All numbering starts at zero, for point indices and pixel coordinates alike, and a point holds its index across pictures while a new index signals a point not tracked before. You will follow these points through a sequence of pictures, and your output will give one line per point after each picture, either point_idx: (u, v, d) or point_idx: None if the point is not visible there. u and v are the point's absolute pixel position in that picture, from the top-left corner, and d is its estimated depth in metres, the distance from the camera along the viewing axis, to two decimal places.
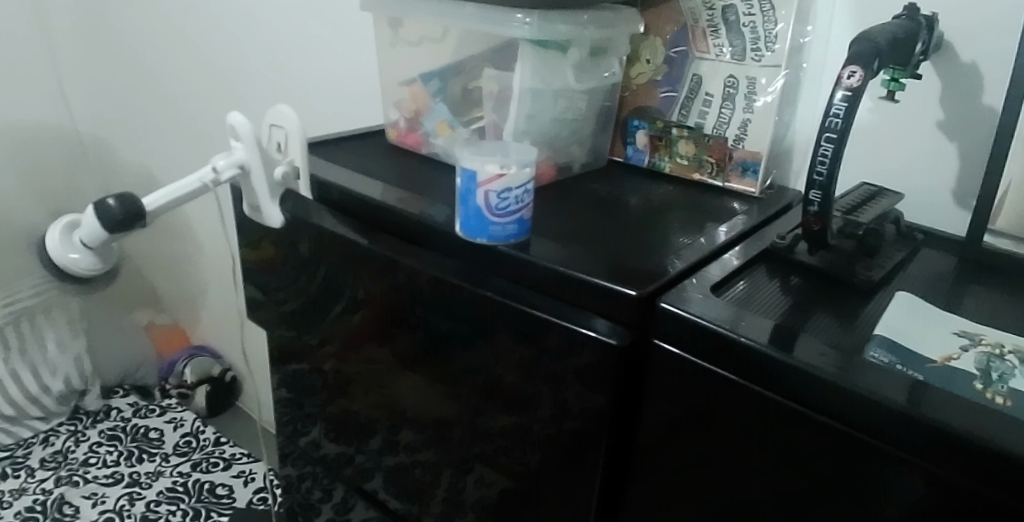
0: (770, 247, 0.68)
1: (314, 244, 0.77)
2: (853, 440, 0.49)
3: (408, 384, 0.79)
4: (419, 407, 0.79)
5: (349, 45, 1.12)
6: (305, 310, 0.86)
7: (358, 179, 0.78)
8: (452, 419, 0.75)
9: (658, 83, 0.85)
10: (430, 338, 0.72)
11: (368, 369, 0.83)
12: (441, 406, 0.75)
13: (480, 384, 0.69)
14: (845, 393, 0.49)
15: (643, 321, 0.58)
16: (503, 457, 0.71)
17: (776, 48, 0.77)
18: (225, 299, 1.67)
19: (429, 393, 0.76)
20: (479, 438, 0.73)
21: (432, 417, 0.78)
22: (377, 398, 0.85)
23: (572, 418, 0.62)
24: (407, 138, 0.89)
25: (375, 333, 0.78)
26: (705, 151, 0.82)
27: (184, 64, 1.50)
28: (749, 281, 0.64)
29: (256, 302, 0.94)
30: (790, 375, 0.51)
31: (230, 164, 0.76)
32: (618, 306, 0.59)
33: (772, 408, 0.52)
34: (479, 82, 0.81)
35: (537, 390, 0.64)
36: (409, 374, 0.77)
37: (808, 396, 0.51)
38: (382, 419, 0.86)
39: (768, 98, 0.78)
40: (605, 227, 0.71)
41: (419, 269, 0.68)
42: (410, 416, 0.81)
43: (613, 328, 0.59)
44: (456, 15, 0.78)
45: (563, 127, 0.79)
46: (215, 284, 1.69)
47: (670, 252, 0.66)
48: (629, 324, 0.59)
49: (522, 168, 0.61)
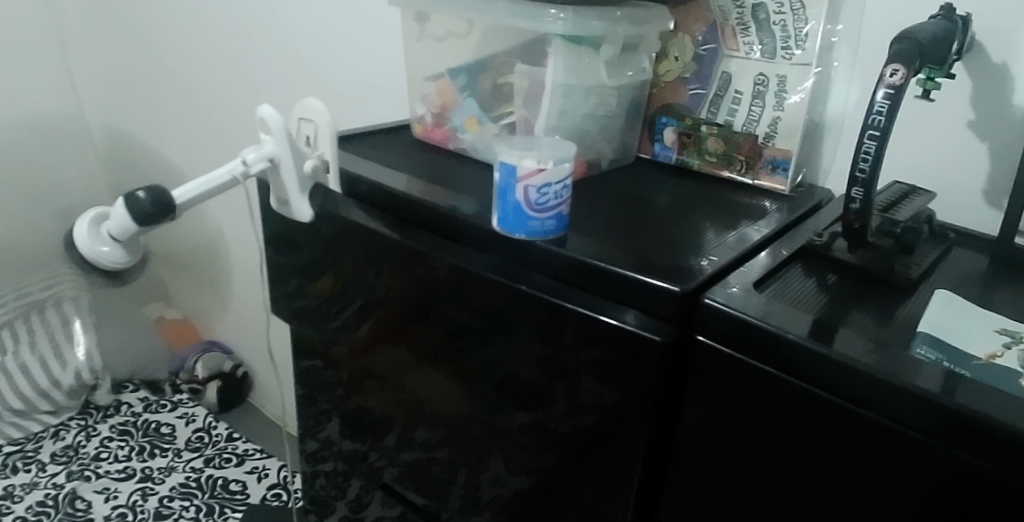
0: (806, 244, 0.67)
1: (339, 239, 0.76)
2: (890, 433, 0.49)
3: (430, 380, 0.78)
4: (439, 403, 0.79)
5: (372, 43, 1.12)
6: (325, 305, 0.85)
7: (387, 173, 0.77)
8: (475, 416, 0.75)
9: (686, 81, 0.85)
10: (453, 332, 0.71)
11: (388, 365, 0.82)
12: (462, 402, 0.75)
13: (497, 380, 0.70)
14: (879, 384, 0.49)
15: (677, 314, 0.58)
16: (524, 453, 0.71)
17: (806, 47, 0.77)
18: (245, 293, 1.68)
19: (452, 388, 0.76)
20: (496, 434, 0.73)
21: (453, 413, 0.77)
22: (396, 395, 0.84)
23: (587, 413, 0.64)
24: (433, 134, 0.89)
25: (398, 328, 0.77)
26: (735, 148, 0.82)
27: (202, 60, 1.50)
28: (787, 277, 0.63)
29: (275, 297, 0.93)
30: (826, 366, 0.51)
31: (260, 157, 0.75)
32: (652, 298, 0.59)
33: (805, 399, 0.52)
34: (509, 78, 0.80)
35: (562, 380, 0.64)
36: (431, 370, 0.77)
37: (844, 387, 0.50)
38: (400, 416, 0.86)
39: (799, 96, 0.78)
40: (637, 223, 0.71)
41: (448, 261, 0.67)
42: (429, 412, 0.81)
43: (645, 320, 0.59)
44: (486, 11, 0.78)
45: (593, 123, 0.79)
46: (234, 277, 1.69)
47: (705, 250, 0.65)
48: (662, 316, 0.59)
49: (561, 163, 0.61)
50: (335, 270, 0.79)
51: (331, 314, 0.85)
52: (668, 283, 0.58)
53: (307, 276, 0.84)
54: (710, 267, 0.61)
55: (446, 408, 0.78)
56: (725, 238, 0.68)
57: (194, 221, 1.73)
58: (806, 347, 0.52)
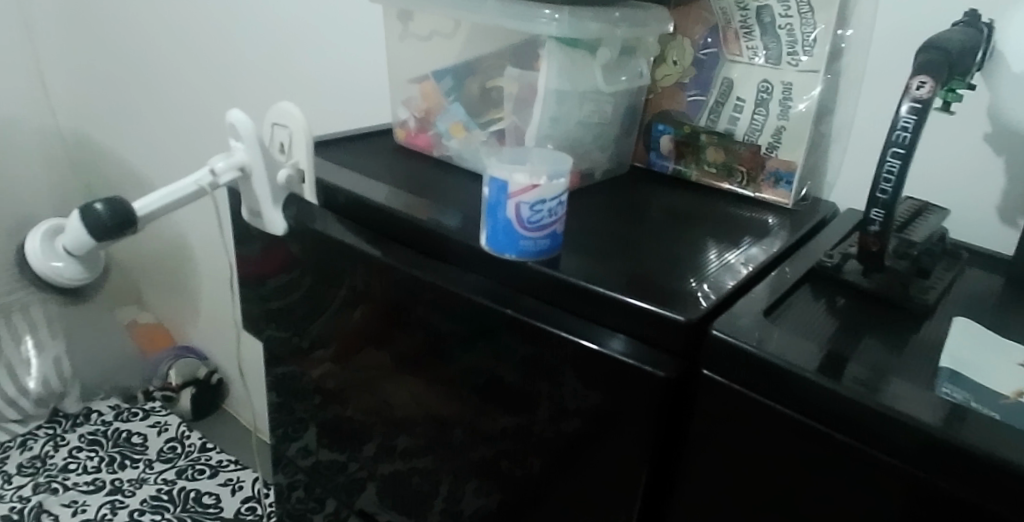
0: (816, 266, 0.63)
1: (314, 253, 0.71)
2: (881, 466, 0.45)
3: (410, 389, 0.71)
4: (419, 414, 0.72)
5: (351, 41, 1.06)
6: (300, 319, 0.80)
7: (366, 183, 0.72)
8: (456, 421, 0.68)
9: (685, 86, 0.81)
10: (434, 339, 0.65)
11: (366, 372, 0.76)
12: (443, 407, 0.69)
13: (480, 385, 0.63)
14: (869, 413, 0.45)
15: (669, 340, 0.53)
16: (506, 460, 0.65)
17: (814, 52, 0.73)
18: (217, 295, 1.65)
19: (433, 396, 0.69)
20: (478, 441, 0.67)
21: (433, 421, 0.71)
22: (373, 405, 0.78)
23: (572, 419, 0.58)
24: (416, 139, 0.84)
25: (376, 335, 0.70)
26: (736, 159, 0.78)
27: (174, 55, 1.43)
28: (794, 302, 0.59)
29: (247, 308, 0.88)
30: (820, 399, 0.47)
31: (230, 166, 0.70)
32: (643, 323, 0.54)
33: (792, 426, 0.48)
34: (498, 82, 0.75)
35: (546, 381, 0.58)
36: (412, 378, 0.70)
37: (835, 414, 0.47)
38: (378, 426, 0.79)
39: (804, 105, 0.74)
40: (634, 240, 0.67)
41: (428, 281, 0.62)
42: (405, 421, 0.74)
43: (633, 345, 0.54)
44: (474, 9, 0.72)
45: (586, 131, 0.74)
46: (206, 280, 1.66)
47: (706, 274, 0.60)
48: (654, 342, 0.54)
49: (556, 178, 0.56)
50: (311, 284, 0.74)
51: (307, 329, 0.80)
52: (662, 310, 0.53)
53: (282, 290, 0.79)
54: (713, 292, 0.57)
55: (426, 417, 0.71)
56: (727, 258, 0.64)
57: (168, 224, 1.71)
58: (799, 376, 0.48)
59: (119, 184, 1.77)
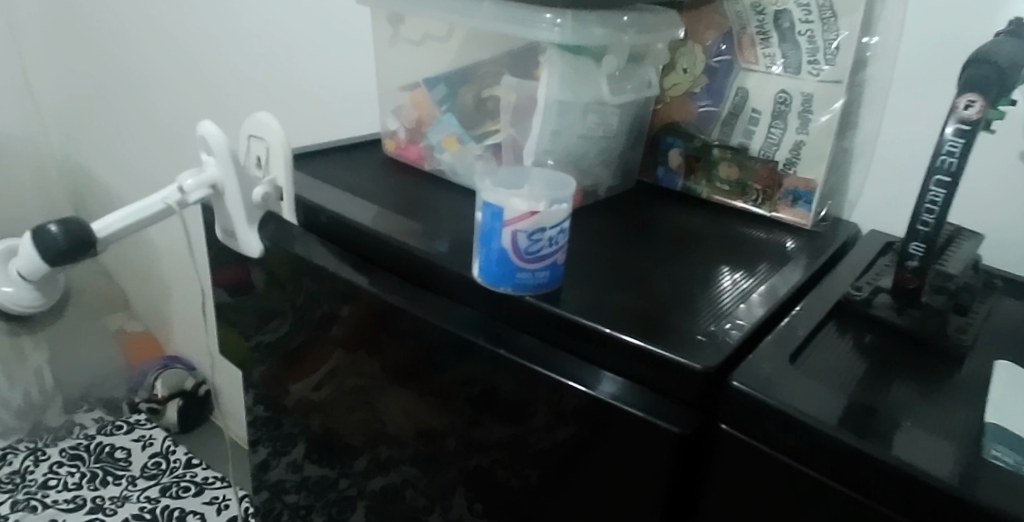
0: (844, 299, 0.58)
1: (292, 278, 0.65)
2: None
3: (398, 398, 0.61)
4: (407, 426, 0.62)
5: (338, 44, 1.01)
6: (278, 343, 0.74)
7: (350, 201, 0.66)
8: (447, 430, 0.58)
9: (696, 96, 0.75)
10: (427, 348, 0.56)
11: (355, 379, 0.65)
12: (432, 414, 0.59)
13: (472, 394, 0.55)
14: (872, 468, 0.41)
15: (670, 384, 0.48)
16: (504, 469, 0.55)
17: (836, 62, 0.67)
18: (187, 296, 1.65)
19: (423, 402, 0.59)
20: (473, 450, 0.57)
21: (423, 428, 0.61)
22: (362, 415, 0.67)
23: (568, 425, 0.50)
24: (406, 152, 0.78)
25: (366, 338, 0.61)
26: (751, 176, 0.73)
27: (158, 55, 1.38)
28: (820, 342, 0.53)
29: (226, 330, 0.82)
30: (853, 465, 0.41)
31: (199, 183, 0.65)
32: (641, 364, 0.49)
33: (787, 476, 0.44)
34: (494, 91, 0.69)
35: (546, 383, 0.50)
36: (404, 387, 0.60)
37: (840, 465, 0.42)
38: (367, 437, 0.68)
39: (827, 117, 0.68)
40: (643, 267, 0.61)
41: (410, 314, 0.56)
42: (392, 431, 0.64)
43: (628, 388, 0.49)
44: (469, 12, 0.67)
45: (590, 145, 0.68)
46: (177, 282, 1.67)
47: (727, 311, 0.54)
48: (651, 385, 0.49)
49: (557, 203, 0.50)
50: (291, 310, 0.69)
51: (286, 354, 0.74)
52: (666, 351, 0.48)
53: (263, 313, 0.74)
54: (733, 332, 0.51)
55: (416, 428, 0.61)
56: (745, 289, 0.58)
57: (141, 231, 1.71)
58: (807, 424, 0.43)
59: (105, 190, 1.73)
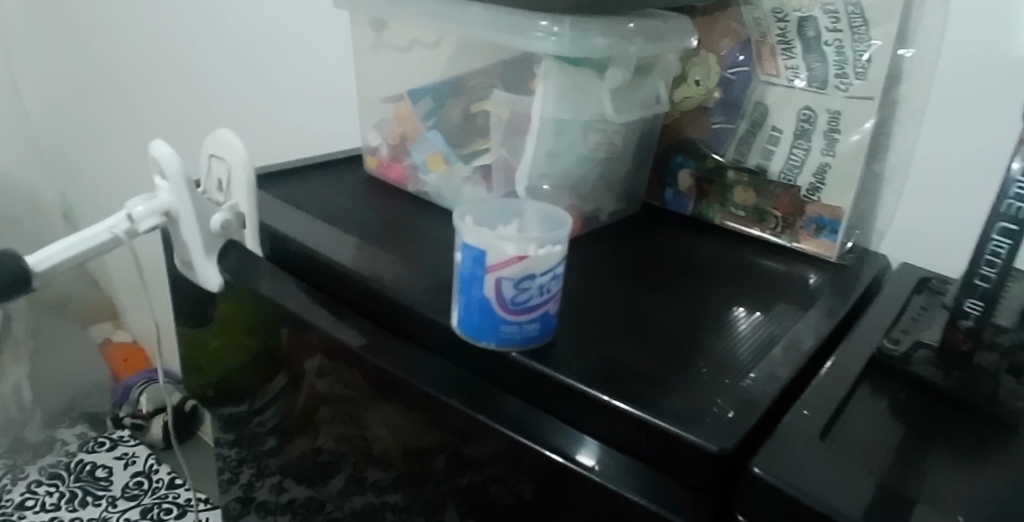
0: (877, 353, 0.51)
1: (259, 315, 0.59)
2: None
3: (383, 413, 0.52)
4: (390, 442, 0.52)
5: (322, 46, 0.94)
6: (244, 374, 0.67)
7: (322, 230, 0.60)
8: (437, 446, 0.49)
9: (710, 112, 0.68)
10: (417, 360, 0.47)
11: (339, 389, 0.55)
12: (416, 431, 0.50)
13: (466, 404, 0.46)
14: None
15: (666, 460, 0.42)
16: (497, 485, 0.46)
17: (868, 76, 0.60)
18: (161, 303, 1.58)
19: (407, 415, 0.50)
20: (464, 466, 0.48)
21: (407, 445, 0.51)
22: (344, 428, 0.56)
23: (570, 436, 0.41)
24: (389, 170, 0.71)
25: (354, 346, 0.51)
26: (770, 200, 0.66)
27: (140, 59, 1.31)
28: (854, 406, 0.46)
29: (196, 362, 0.76)
30: None
31: (150, 210, 0.60)
32: (632, 431, 0.43)
33: None
34: (484, 105, 0.62)
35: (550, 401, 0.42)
36: (388, 399, 0.51)
37: None
38: (349, 453, 0.57)
39: (857, 137, 0.61)
40: (649, 313, 0.54)
41: (378, 365, 0.50)
42: (376, 449, 0.54)
43: (617, 461, 0.43)
44: (457, 18, 0.59)
45: (590, 168, 0.61)
46: (153, 289, 1.58)
47: (743, 372, 0.47)
48: (642, 456, 0.43)
49: (550, 246, 0.43)
50: (258, 349, 0.62)
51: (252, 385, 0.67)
52: (662, 421, 0.41)
53: (231, 349, 0.67)
54: (754, 396, 0.44)
55: (402, 446, 0.52)
56: (765, 339, 0.52)
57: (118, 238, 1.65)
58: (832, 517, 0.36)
59: (92, 196, 1.66)
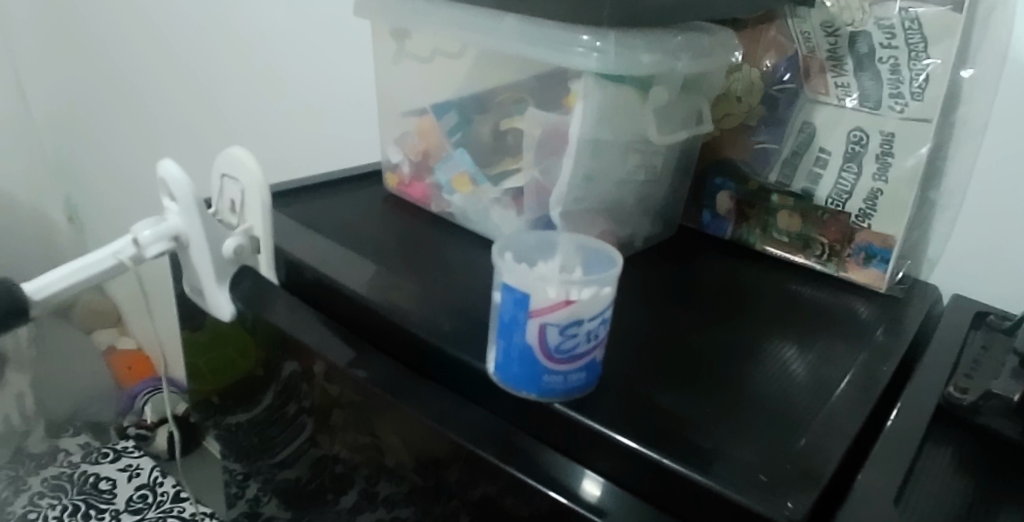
0: (943, 401, 0.49)
1: (277, 346, 0.56)
2: None
3: (396, 421, 0.48)
4: (403, 452, 0.48)
5: (338, 54, 0.90)
6: (254, 393, 0.63)
7: (343, 258, 0.57)
8: (450, 457, 0.45)
9: (753, 130, 0.64)
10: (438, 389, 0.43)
11: (348, 396, 0.51)
12: (429, 437, 0.46)
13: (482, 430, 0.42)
14: None
15: (685, 505, 0.39)
16: (514, 497, 0.42)
17: (925, 97, 0.56)
18: (167, 312, 1.55)
19: (424, 429, 0.46)
20: (478, 477, 0.43)
21: (420, 455, 0.47)
22: (356, 435, 0.52)
23: None
24: (411, 189, 0.67)
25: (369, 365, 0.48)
26: (816, 227, 0.62)
27: (149, 63, 1.28)
28: (922, 462, 0.44)
29: (200, 381, 0.72)
30: None
31: (157, 235, 0.57)
32: (649, 473, 0.40)
33: None
34: (515, 122, 0.58)
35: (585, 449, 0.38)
36: (401, 410, 0.47)
37: None
38: (363, 465, 0.53)
39: (913, 161, 0.57)
40: (696, 355, 0.50)
41: (399, 408, 0.47)
42: (390, 461, 0.50)
43: (634, 507, 0.40)
44: (488, 29, 0.55)
45: (628, 193, 0.58)
46: (161, 299, 1.56)
47: (807, 428, 0.43)
48: (658, 500, 0.40)
49: (600, 289, 0.39)
50: (273, 379, 0.59)
51: (260, 402, 0.63)
52: (683, 465, 0.39)
53: (244, 376, 0.64)
54: (814, 455, 0.41)
55: (414, 456, 0.47)
56: (817, 382, 0.48)
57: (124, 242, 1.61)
58: None
59: (99, 201, 1.63)
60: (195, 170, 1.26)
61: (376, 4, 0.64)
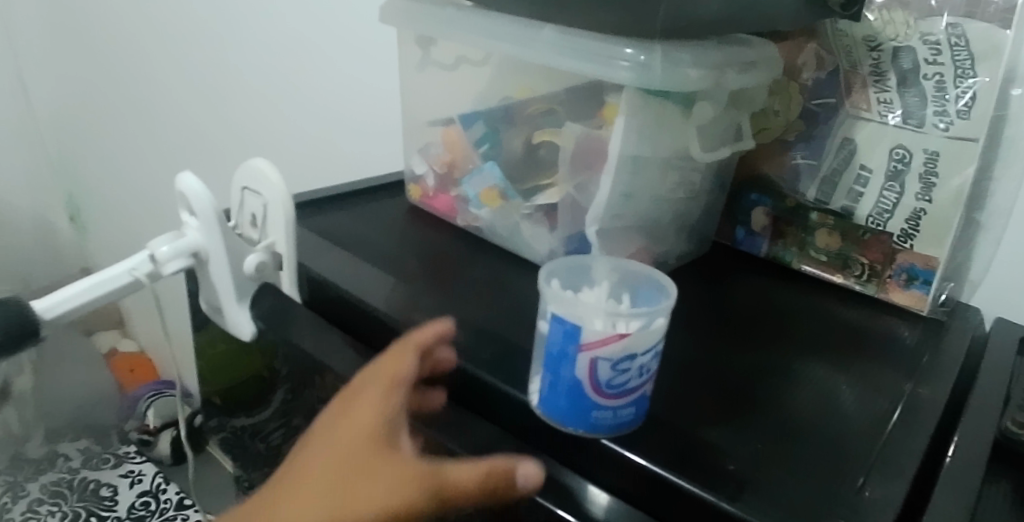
0: (998, 435, 0.47)
1: (296, 365, 0.53)
2: None
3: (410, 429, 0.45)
4: None
5: (357, 61, 0.89)
6: (260, 396, 0.61)
7: (365, 274, 0.54)
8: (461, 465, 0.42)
9: (791, 145, 0.62)
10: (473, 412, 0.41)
11: None
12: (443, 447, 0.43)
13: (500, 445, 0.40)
14: None
15: None
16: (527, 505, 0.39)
17: (973, 115, 0.54)
18: (174, 316, 1.53)
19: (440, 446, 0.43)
20: None
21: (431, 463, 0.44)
22: None
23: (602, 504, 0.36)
24: (435, 201, 0.65)
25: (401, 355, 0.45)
26: (857, 247, 0.61)
27: (156, 63, 1.26)
28: (986, 503, 0.42)
29: (205, 382, 0.70)
30: None
31: (176, 250, 0.55)
32: (669, 498, 0.39)
33: None
34: (547, 135, 0.55)
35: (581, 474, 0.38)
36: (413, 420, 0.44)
37: None
38: None
39: (958, 180, 0.55)
40: (726, 377, 0.48)
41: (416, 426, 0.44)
42: None
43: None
44: (522, 40, 0.52)
45: (664, 210, 0.56)
46: (169, 303, 1.54)
47: (863, 465, 0.41)
48: None
49: (652, 321, 0.38)
50: (289, 396, 0.56)
51: (266, 404, 0.60)
52: (708, 492, 0.37)
53: (257, 391, 0.62)
54: (871, 494, 0.39)
55: None
56: (862, 410, 0.46)
57: (128, 245, 1.58)
58: None
59: (103, 202, 1.60)
60: (204, 173, 1.24)
61: (400, 12, 0.61)
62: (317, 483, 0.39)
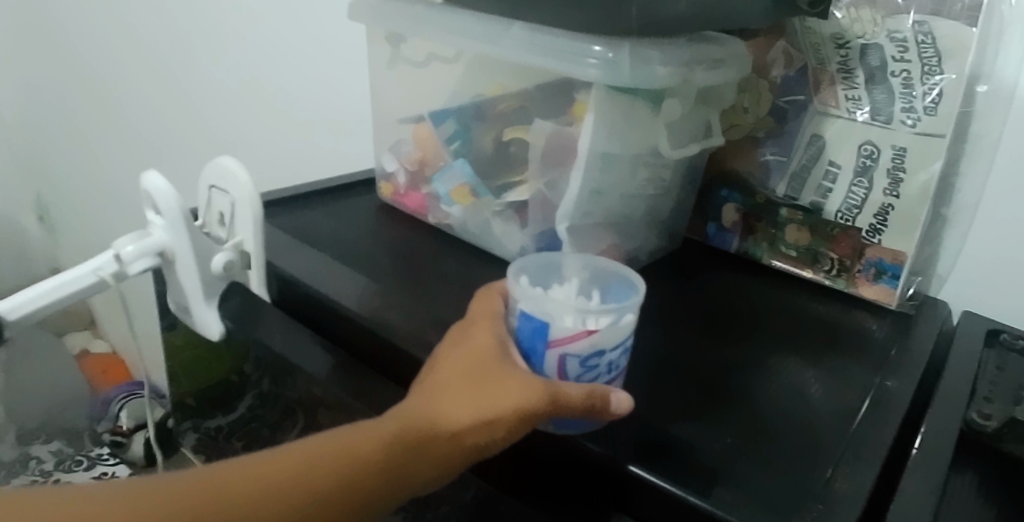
0: (965, 427, 0.47)
1: (266, 363, 0.53)
2: None
3: None
4: None
5: (329, 59, 0.88)
6: (231, 395, 0.60)
7: (337, 272, 0.54)
8: None
9: (761, 142, 0.63)
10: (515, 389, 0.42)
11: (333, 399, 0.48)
12: None
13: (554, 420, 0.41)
14: None
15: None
16: None
17: (939, 111, 0.54)
18: (146, 316, 1.50)
19: None
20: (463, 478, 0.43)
21: None
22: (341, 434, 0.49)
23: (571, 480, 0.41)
24: (406, 199, 0.65)
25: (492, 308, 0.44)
26: (827, 242, 0.61)
27: (125, 58, 1.23)
28: (953, 492, 0.42)
29: (175, 382, 0.69)
30: None
31: (141, 249, 0.55)
32: (638, 492, 0.39)
33: None
34: (518, 133, 0.55)
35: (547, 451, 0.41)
36: None
37: None
38: None
39: (924, 176, 0.56)
40: (696, 372, 0.49)
41: None
42: None
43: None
44: (493, 37, 0.52)
45: (635, 206, 0.56)
46: (141, 303, 1.51)
47: (832, 457, 0.42)
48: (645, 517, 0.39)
49: (621, 317, 0.39)
50: (260, 396, 0.56)
51: (236, 405, 0.60)
52: (675, 486, 0.38)
53: (227, 391, 0.61)
54: (843, 488, 0.39)
55: None
56: (832, 403, 0.47)
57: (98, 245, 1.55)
58: None
59: (72, 201, 1.57)
60: (175, 169, 1.22)
61: (370, 9, 0.61)
62: (445, 385, 0.39)
